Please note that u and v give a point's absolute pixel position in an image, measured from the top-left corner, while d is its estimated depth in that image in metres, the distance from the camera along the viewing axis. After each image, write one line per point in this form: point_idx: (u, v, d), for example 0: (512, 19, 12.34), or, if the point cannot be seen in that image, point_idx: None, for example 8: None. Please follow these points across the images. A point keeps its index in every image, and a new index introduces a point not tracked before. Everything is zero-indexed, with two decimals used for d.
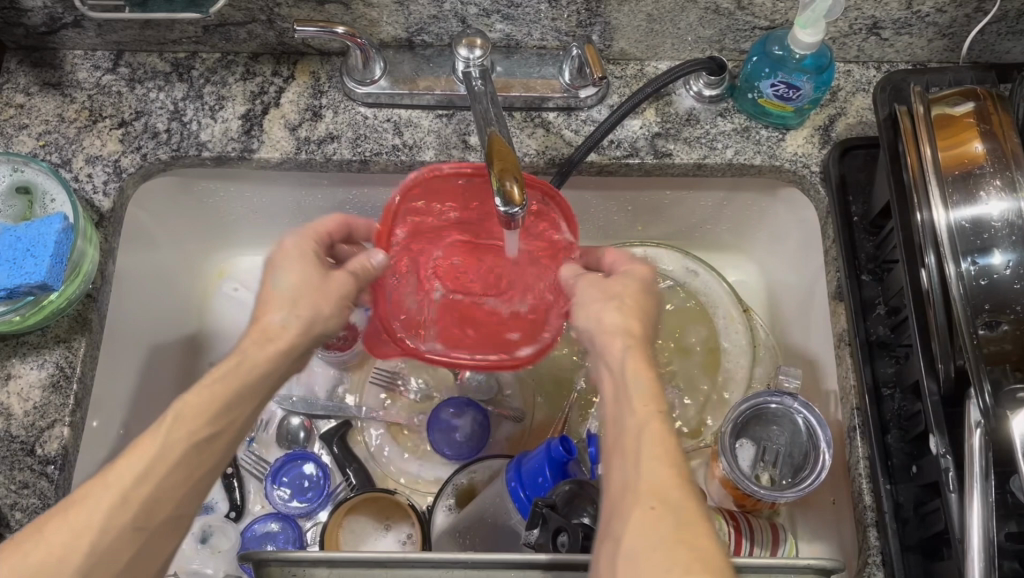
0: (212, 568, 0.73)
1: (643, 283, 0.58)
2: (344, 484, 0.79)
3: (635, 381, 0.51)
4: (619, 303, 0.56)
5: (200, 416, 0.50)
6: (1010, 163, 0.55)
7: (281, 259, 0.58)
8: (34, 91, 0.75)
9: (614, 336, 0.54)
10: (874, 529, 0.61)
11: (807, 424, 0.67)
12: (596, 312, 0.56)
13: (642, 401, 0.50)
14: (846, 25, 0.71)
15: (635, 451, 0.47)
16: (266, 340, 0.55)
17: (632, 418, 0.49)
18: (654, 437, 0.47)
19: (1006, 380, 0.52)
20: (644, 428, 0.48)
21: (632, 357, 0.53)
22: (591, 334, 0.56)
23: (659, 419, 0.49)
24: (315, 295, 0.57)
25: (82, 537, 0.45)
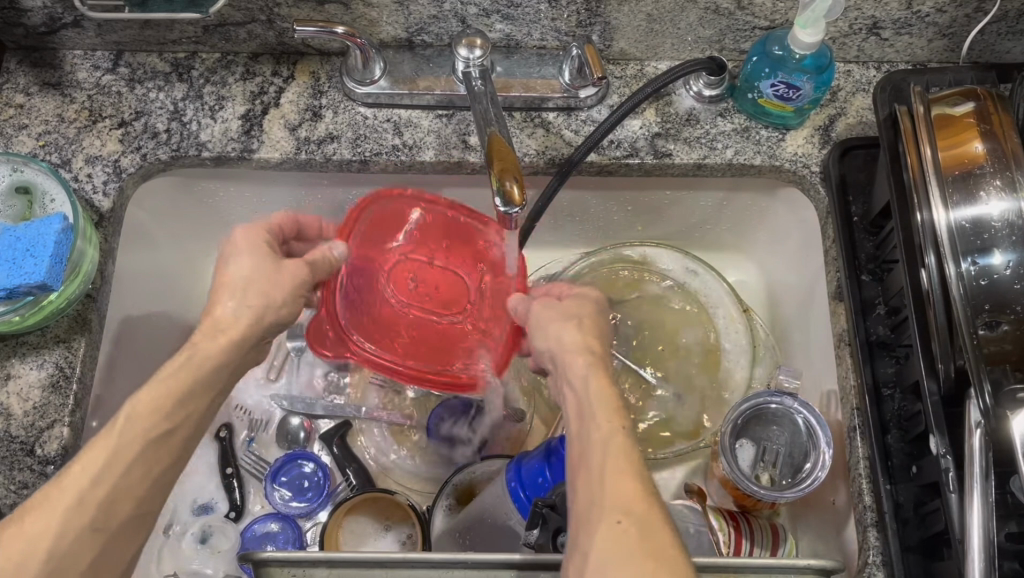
0: (213, 568, 0.73)
1: (592, 305, 0.62)
2: (345, 484, 0.79)
3: (598, 396, 0.52)
4: (577, 322, 0.59)
5: (150, 414, 0.50)
6: (1010, 163, 0.55)
7: (231, 249, 0.57)
8: (34, 91, 0.75)
9: (575, 353, 0.56)
10: (873, 529, 0.61)
11: (807, 424, 0.67)
12: (556, 330, 0.58)
13: (606, 417, 0.51)
14: (846, 25, 0.71)
15: (600, 465, 0.48)
16: (217, 332, 0.54)
17: (597, 433, 0.50)
18: (620, 451, 0.48)
19: (1006, 381, 0.52)
20: (609, 442, 0.49)
21: (594, 372, 0.54)
22: (553, 350, 0.58)
23: (624, 434, 0.50)
24: (265, 284, 0.56)
25: (40, 541, 0.47)
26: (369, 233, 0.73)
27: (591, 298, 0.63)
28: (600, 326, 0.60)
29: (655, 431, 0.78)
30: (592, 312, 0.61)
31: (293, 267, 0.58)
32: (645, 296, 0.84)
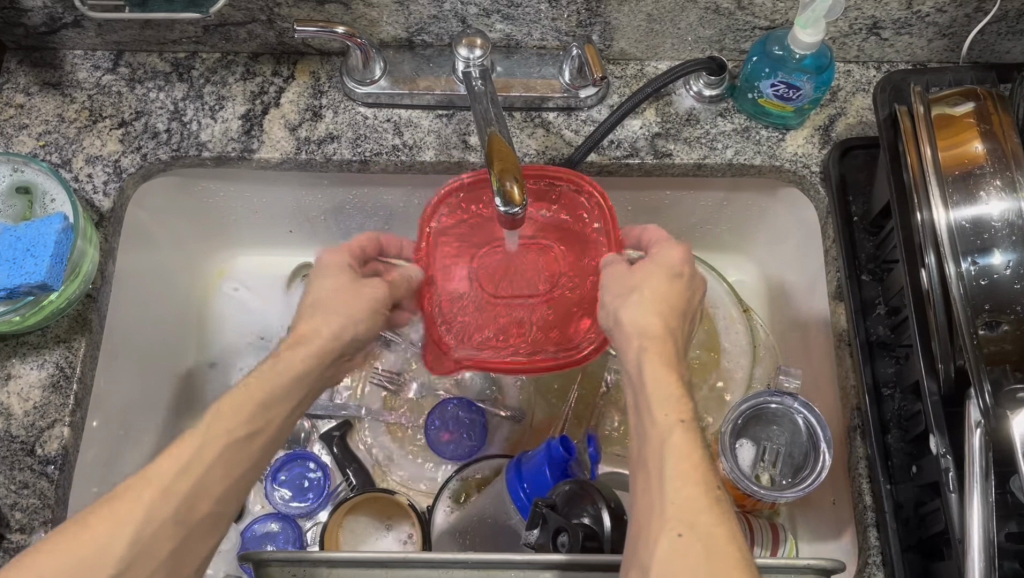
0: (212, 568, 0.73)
1: (669, 271, 0.57)
2: (344, 484, 0.79)
3: (656, 386, 0.51)
4: (640, 295, 0.56)
5: (236, 412, 0.52)
6: (1010, 163, 0.55)
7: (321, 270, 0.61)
8: (34, 91, 0.75)
9: (630, 335, 0.54)
10: (874, 529, 0.61)
11: (807, 424, 0.68)
12: (615, 308, 0.56)
13: (663, 409, 0.50)
14: (846, 25, 0.71)
15: (659, 466, 0.48)
16: (299, 343, 0.57)
17: (654, 428, 0.49)
18: (678, 448, 0.48)
19: (1006, 381, 0.52)
20: (667, 439, 0.48)
21: (648, 356, 0.53)
22: (615, 331, 0.56)
23: (682, 428, 0.49)
24: (344, 302, 0.59)
25: (126, 526, 0.46)
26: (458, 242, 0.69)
27: (668, 263, 0.58)
28: (676, 298, 0.56)
29: None
30: (668, 280, 0.57)
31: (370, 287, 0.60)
32: None
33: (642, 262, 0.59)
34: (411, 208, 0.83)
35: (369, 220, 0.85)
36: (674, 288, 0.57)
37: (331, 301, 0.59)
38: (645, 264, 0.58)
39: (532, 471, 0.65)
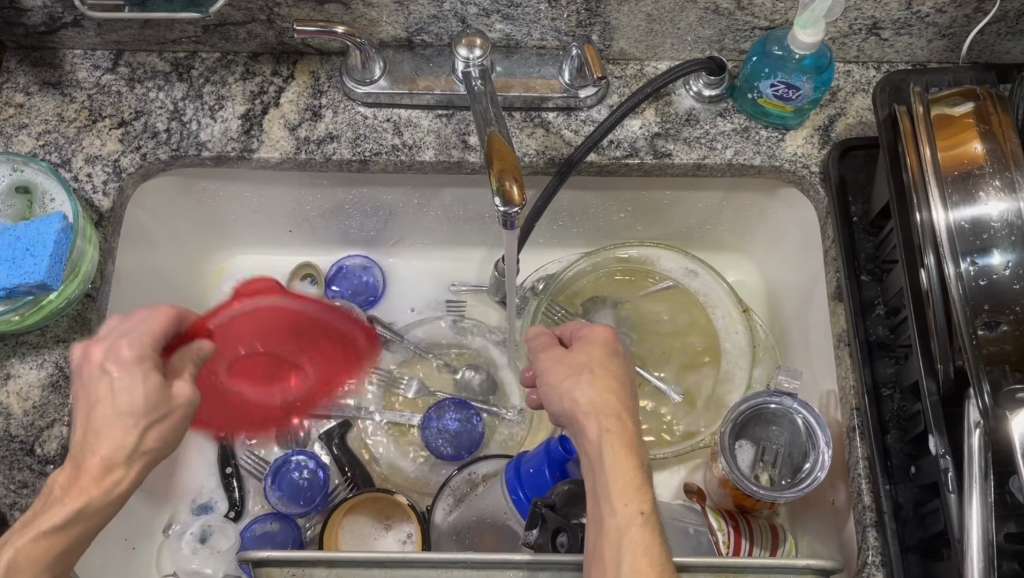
0: (212, 568, 0.73)
1: (607, 347, 0.58)
2: (344, 485, 0.78)
3: (613, 474, 0.51)
4: (590, 376, 0.56)
5: (34, 569, 0.49)
6: (1010, 163, 0.55)
7: (119, 364, 0.52)
8: (34, 91, 0.75)
9: (590, 417, 0.54)
10: (873, 529, 0.61)
11: (806, 424, 0.67)
12: (567, 389, 0.55)
13: (623, 500, 0.50)
14: (846, 25, 0.71)
15: (616, 555, 0.49)
16: (104, 474, 0.51)
17: (613, 518, 0.50)
18: (636, 542, 0.49)
19: (1005, 381, 0.52)
20: (625, 532, 0.49)
21: (611, 442, 0.52)
22: (565, 413, 0.56)
23: (642, 520, 0.50)
24: (159, 425, 0.53)
25: None
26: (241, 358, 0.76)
27: (601, 341, 0.58)
28: (622, 373, 0.57)
29: (655, 431, 0.78)
30: (608, 355, 0.57)
31: (179, 396, 0.54)
32: (646, 297, 0.84)
33: (573, 342, 0.60)
34: (411, 208, 0.83)
35: (369, 220, 0.85)
36: (619, 365, 0.57)
37: (150, 421, 0.52)
38: (580, 347, 0.58)
39: (533, 472, 0.65)
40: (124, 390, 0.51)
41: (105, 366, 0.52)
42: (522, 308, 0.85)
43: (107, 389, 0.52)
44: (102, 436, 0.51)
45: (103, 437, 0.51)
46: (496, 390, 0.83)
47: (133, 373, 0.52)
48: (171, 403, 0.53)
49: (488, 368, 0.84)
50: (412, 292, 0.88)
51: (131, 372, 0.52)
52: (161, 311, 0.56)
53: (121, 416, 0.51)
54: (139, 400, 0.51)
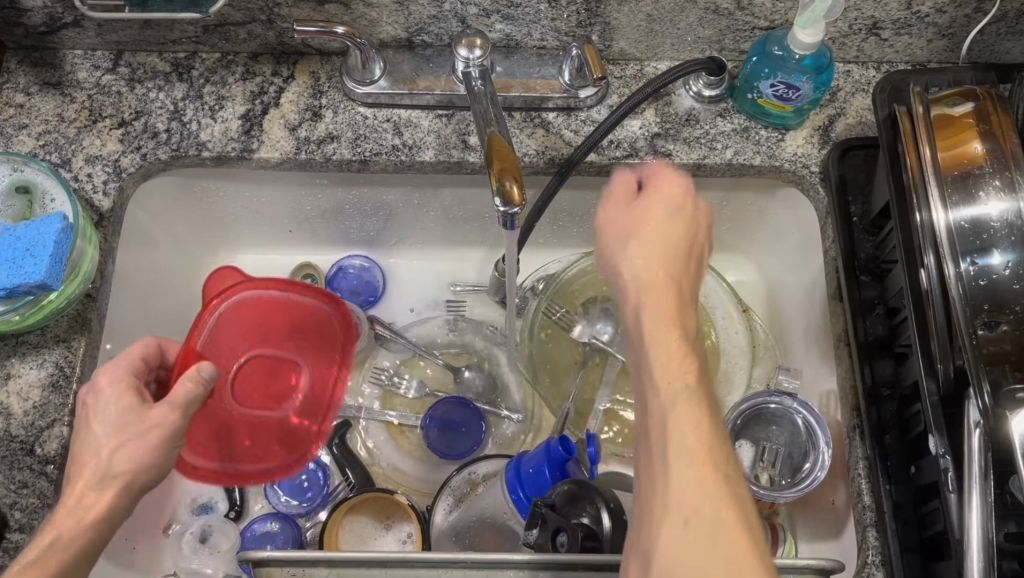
0: (212, 568, 0.72)
1: (669, 205, 0.56)
2: (344, 484, 0.78)
3: (657, 350, 0.48)
4: (637, 244, 0.54)
5: None
6: (1010, 163, 0.55)
7: (99, 391, 0.54)
8: (34, 91, 0.75)
9: (633, 290, 0.52)
10: (873, 529, 0.61)
11: (806, 424, 0.68)
12: (615, 260, 0.55)
13: (666, 378, 0.47)
14: (846, 25, 0.71)
15: (659, 438, 0.46)
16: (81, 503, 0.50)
17: (657, 397, 0.47)
18: (681, 421, 0.45)
19: (1005, 381, 0.52)
20: (670, 409, 0.46)
21: (649, 314, 0.50)
22: (615, 280, 0.55)
23: (686, 397, 0.46)
24: (130, 446, 0.51)
25: None
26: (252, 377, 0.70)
27: (667, 199, 0.56)
28: (682, 236, 0.55)
29: None
30: (668, 217, 0.55)
31: (158, 413, 0.53)
32: None
33: (640, 194, 0.58)
34: (411, 208, 0.83)
35: (369, 220, 0.85)
36: (679, 226, 0.55)
37: (121, 439, 0.51)
38: (646, 198, 0.57)
39: (533, 472, 0.65)
40: (102, 412, 0.52)
41: (90, 396, 0.54)
42: (522, 308, 0.85)
43: (89, 416, 0.53)
44: (85, 459, 0.51)
45: (85, 462, 0.51)
46: (496, 391, 0.83)
47: (110, 396, 0.53)
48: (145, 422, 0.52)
49: (488, 369, 0.84)
50: (412, 293, 0.89)
51: (108, 396, 0.53)
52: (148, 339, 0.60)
53: (97, 438, 0.51)
54: (112, 417, 0.52)
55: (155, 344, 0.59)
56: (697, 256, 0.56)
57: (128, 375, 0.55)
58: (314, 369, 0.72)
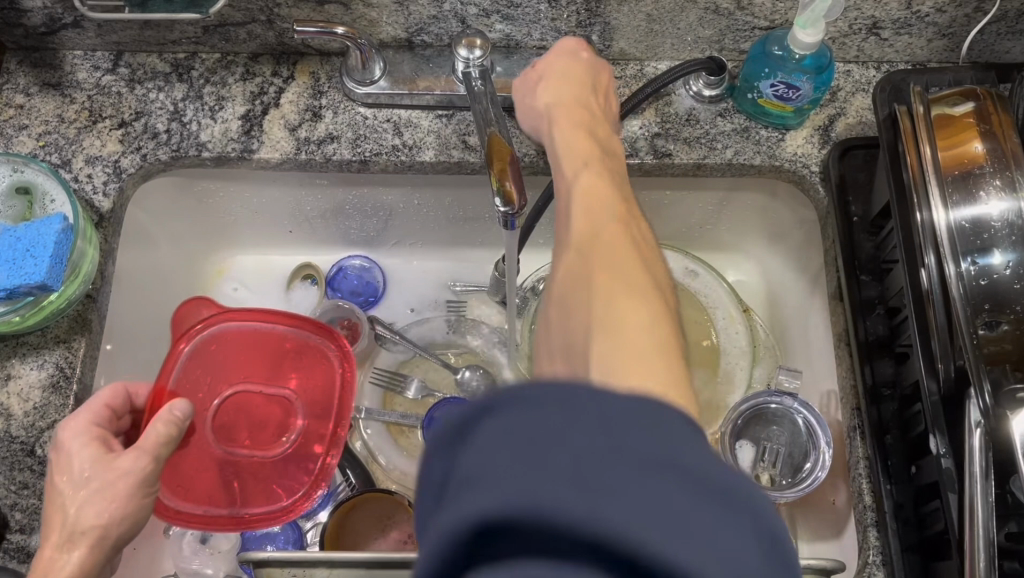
0: (213, 568, 0.73)
1: (568, 55, 0.64)
2: (345, 485, 0.78)
3: (565, 145, 0.57)
4: (549, 82, 0.62)
5: None
6: (1010, 163, 0.55)
7: (64, 445, 0.56)
8: (34, 92, 0.75)
9: (547, 112, 0.61)
10: (874, 529, 0.61)
11: (806, 423, 0.69)
12: (532, 101, 0.63)
13: (570, 163, 0.55)
14: (846, 25, 0.71)
15: (569, 207, 0.51)
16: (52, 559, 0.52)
17: (567, 181, 0.53)
18: (586, 185, 0.52)
19: (1006, 381, 0.52)
20: (574, 180, 0.53)
21: (559, 124, 0.59)
22: (534, 120, 0.64)
23: (590, 170, 0.53)
24: (94, 499, 0.53)
25: None
26: (229, 412, 0.67)
27: (567, 49, 0.64)
28: (581, 73, 0.62)
29: None
30: (568, 63, 0.63)
31: (122, 462, 0.54)
32: None
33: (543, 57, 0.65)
34: (411, 208, 0.83)
35: (369, 221, 0.85)
36: (580, 67, 0.63)
37: (86, 493, 0.53)
38: (548, 55, 0.64)
39: None
40: (68, 466, 0.54)
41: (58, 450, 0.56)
42: (522, 308, 0.85)
43: (56, 472, 0.55)
44: (56, 516, 0.53)
45: (56, 518, 0.53)
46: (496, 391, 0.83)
47: (74, 450, 0.55)
48: (108, 473, 0.54)
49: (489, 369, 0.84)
50: (412, 293, 0.89)
51: (71, 450, 0.55)
52: (112, 387, 0.60)
53: (62, 493, 0.53)
54: (78, 471, 0.54)
55: (119, 391, 0.60)
56: (599, 90, 0.63)
57: (89, 426, 0.56)
58: (301, 399, 0.68)
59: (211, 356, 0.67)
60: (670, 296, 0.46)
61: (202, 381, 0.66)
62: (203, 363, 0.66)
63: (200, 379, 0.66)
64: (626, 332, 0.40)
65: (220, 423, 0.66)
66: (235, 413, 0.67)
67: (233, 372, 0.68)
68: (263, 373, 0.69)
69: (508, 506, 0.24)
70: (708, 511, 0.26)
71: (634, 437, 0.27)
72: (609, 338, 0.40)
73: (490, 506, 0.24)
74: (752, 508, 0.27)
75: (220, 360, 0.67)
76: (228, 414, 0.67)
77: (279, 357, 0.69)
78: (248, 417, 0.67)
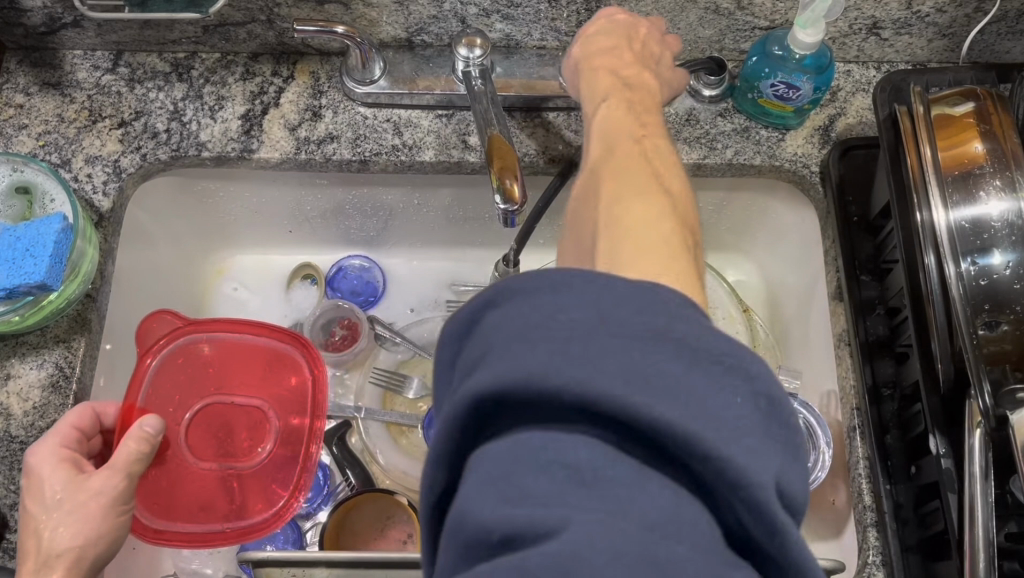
0: (213, 568, 0.74)
1: (613, 17, 0.63)
2: (345, 485, 0.78)
3: (590, 86, 0.60)
4: (585, 35, 0.63)
5: None
6: (1010, 163, 0.55)
7: (35, 473, 0.56)
8: (34, 91, 0.75)
9: (579, 57, 0.63)
10: (874, 529, 0.61)
11: (806, 424, 0.69)
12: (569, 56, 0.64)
13: (591, 101, 0.58)
14: (846, 25, 0.71)
15: (590, 141, 0.54)
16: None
17: (594, 115, 0.56)
18: (607, 113, 0.55)
19: (1006, 381, 0.52)
20: (594, 114, 0.56)
21: (586, 63, 0.62)
22: (570, 76, 0.64)
23: (609, 103, 0.57)
24: (69, 522, 0.54)
25: None
26: (206, 423, 0.67)
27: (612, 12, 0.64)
28: (621, 31, 0.62)
29: None
30: (612, 22, 0.62)
31: (96, 482, 0.56)
32: None
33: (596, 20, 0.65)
34: (411, 208, 0.83)
35: (369, 220, 0.85)
36: (619, 24, 0.62)
37: (60, 517, 0.54)
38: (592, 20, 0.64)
39: None
40: (40, 493, 0.55)
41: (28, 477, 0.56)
42: None
43: (28, 498, 0.55)
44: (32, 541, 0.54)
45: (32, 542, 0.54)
46: None
47: (45, 476, 0.56)
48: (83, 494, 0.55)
49: None
50: (411, 293, 0.88)
51: (42, 476, 0.56)
52: (80, 408, 0.60)
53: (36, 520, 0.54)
54: (51, 496, 0.55)
55: (88, 412, 0.60)
56: (646, 49, 0.62)
57: (59, 452, 0.57)
58: (277, 406, 0.68)
59: (183, 368, 0.67)
60: (683, 200, 0.48)
61: (176, 394, 0.66)
62: (175, 377, 0.66)
63: (173, 393, 0.66)
64: (638, 233, 0.42)
65: (198, 434, 0.66)
66: (213, 424, 0.67)
67: (206, 382, 0.68)
68: (237, 381, 0.69)
69: (504, 383, 0.29)
70: (698, 375, 0.29)
71: (623, 311, 0.31)
72: (624, 236, 0.42)
73: (488, 382, 0.29)
74: (746, 368, 0.30)
75: (192, 373, 0.67)
76: (205, 426, 0.67)
77: (253, 364, 0.69)
78: (225, 426, 0.67)
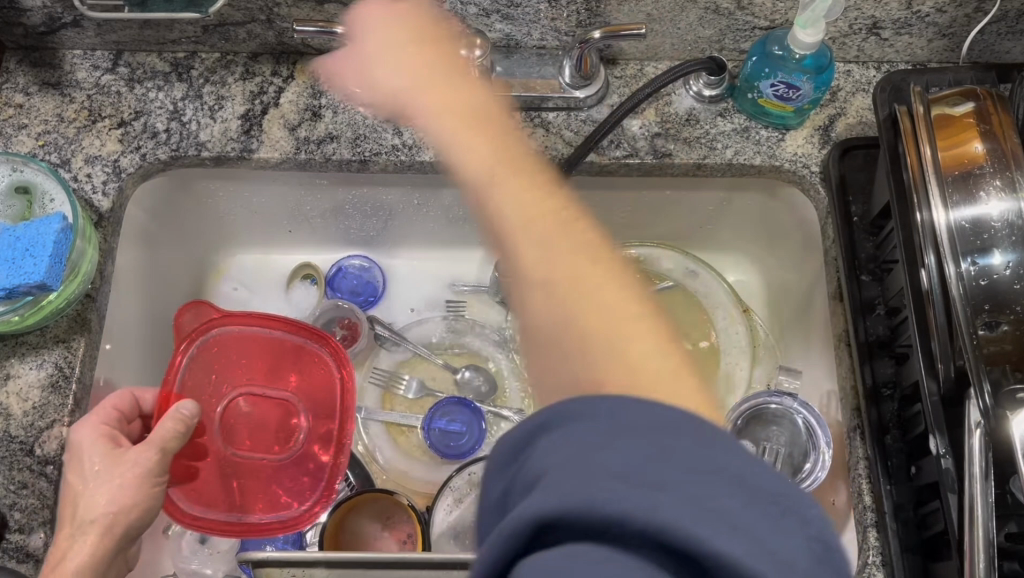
0: (212, 568, 0.73)
1: None
2: (344, 486, 0.77)
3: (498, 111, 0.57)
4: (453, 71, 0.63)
5: None
6: (1010, 163, 0.55)
7: (78, 446, 0.58)
8: (34, 91, 0.75)
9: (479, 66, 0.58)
10: (873, 529, 0.61)
11: (806, 423, 0.70)
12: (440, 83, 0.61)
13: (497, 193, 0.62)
14: (846, 25, 0.71)
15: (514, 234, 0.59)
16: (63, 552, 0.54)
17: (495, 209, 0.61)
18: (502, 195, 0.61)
19: (1006, 381, 0.52)
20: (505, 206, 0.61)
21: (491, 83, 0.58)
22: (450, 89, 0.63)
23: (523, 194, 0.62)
24: (107, 490, 0.55)
25: None
26: (239, 413, 0.67)
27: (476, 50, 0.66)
28: None
29: None
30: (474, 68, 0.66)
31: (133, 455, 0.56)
32: None
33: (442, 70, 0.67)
34: (410, 208, 0.83)
35: (369, 220, 0.85)
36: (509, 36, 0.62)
37: (97, 485, 0.55)
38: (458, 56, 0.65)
39: None
40: (82, 461, 0.57)
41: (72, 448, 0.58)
42: None
43: (71, 468, 0.57)
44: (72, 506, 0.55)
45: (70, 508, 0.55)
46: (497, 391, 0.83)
47: (87, 447, 0.57)
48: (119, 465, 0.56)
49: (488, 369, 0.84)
50: (411, 292, 0.89)
51: (84, 448, 0.57)
52: (121, 392, 0.62)
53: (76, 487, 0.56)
54: (90, 467, 0.56)
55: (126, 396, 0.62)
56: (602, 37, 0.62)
57: (100, 425, 0.59)
58: (308, 402, 0.68)
59: (217, 356, 0.67)
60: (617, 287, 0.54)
61: (211, 382, 0.66)
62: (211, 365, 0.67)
63: (209, 381, 0.66)
64: (629, 361, 0.47)
65: (232, 425, 0.66)
66: (246, 414, 0.67)
67: (240, 373, 0.68)
68: (269, 375, 0.69)
69: (563, 509, 0.29)
70: (756, 514, 0.30)
71: (681, 446, 0.32)
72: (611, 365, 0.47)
73: (551, 508, 0.29)
74: (801, 509, 0.31)
75: (226, 361, 0.68)
76: (239, 417, 0.67)
77: (285, 359, 0.69)
78: (258, 418, 0.67)
